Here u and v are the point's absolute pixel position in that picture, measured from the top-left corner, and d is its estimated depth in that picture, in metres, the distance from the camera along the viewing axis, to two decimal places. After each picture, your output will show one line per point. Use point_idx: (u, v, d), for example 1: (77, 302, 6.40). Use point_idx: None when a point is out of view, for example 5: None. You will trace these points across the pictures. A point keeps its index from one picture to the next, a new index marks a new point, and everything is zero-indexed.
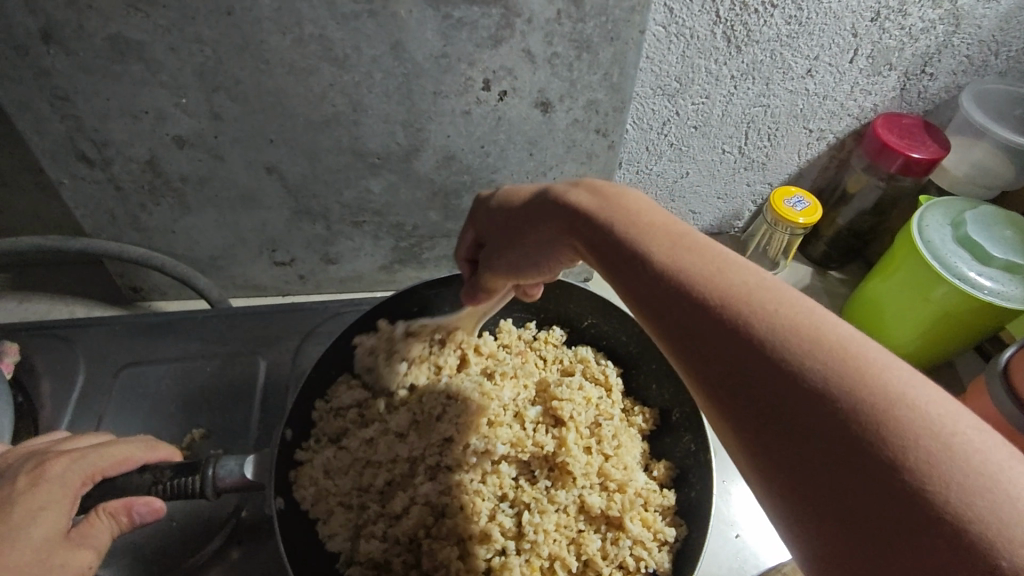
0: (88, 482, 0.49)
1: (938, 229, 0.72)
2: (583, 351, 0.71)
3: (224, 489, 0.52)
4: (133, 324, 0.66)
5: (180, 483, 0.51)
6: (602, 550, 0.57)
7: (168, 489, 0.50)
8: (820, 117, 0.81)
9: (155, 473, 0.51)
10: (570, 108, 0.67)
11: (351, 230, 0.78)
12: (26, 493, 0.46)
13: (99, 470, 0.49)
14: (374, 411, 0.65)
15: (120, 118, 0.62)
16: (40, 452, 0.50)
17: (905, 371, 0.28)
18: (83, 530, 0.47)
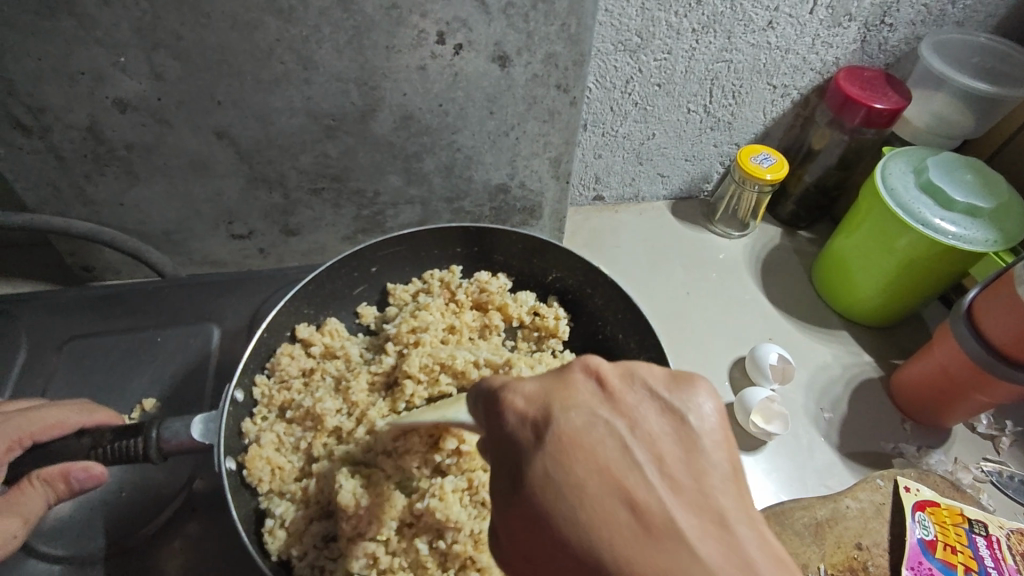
0: (18, 446, 0.50)
1: (900, 176, 0.73)
2: (532, 303, 0.68)
3: (169, 453, 0.51)
4: (77, 298, 0.63)
5: (121, 447, 0.50)
6: None
7: (108, 453, 0.50)
8: (784, 72, 0.80)
9: (95, 437, 0.51)
10: (528, 62, 0.66)
11: (310, 198, 0.75)
12: None
13: (27, 435, 0.50)
14: (318, 380, 0.62)
15: (54, 81, 0.59)
16: None
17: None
18: (14, 496, 0.48)
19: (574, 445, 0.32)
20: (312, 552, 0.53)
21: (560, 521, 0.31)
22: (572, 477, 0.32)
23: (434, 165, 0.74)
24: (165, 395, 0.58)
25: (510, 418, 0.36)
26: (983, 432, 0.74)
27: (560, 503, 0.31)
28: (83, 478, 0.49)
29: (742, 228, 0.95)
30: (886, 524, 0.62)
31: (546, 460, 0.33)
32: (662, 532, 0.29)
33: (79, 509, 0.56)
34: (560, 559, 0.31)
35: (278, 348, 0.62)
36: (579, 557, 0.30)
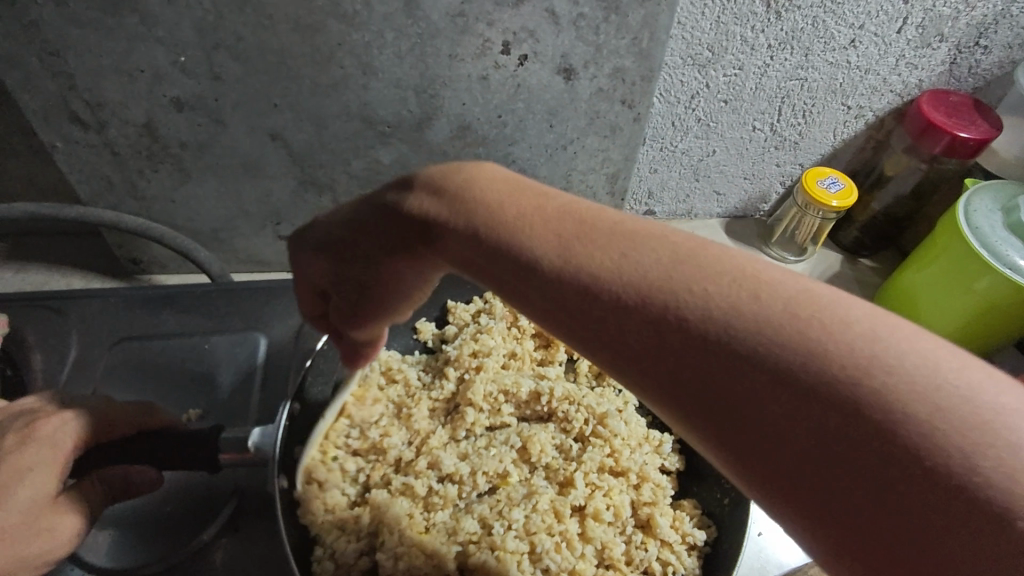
0: (82, 445, 0.47)
1: (986, 215, 0.67)
2: None
3: (226, 465, 0.50)
4: (126, 296, 0.63)
5: (183, 456, 0.49)
6: (626, 555, 0.55)
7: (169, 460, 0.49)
8: (860, 93, 0.76)
9: (156, 442, 0.48)
10: (594, 76, 0.63)
11: (359, 203, 0.74)
12: (16, 452, 0.43)
13: (95, 435, 0.47)
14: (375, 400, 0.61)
15: (114, 77, 0.58)
16: (31, 408, 0.48)
17: None
18: (74, 494, 0.46)
19: (680, 254, 0.28)
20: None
21: (710, 348, 0.26)
22: (634, 254, 0.29)
23: None
24: (210, 403, 0.58)
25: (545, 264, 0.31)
26: None
27: (762, 335, 0.25)
28: (140, 481, 0.51)
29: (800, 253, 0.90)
30: None
31: (669, 280, 0.27)
32: (813, 346, 0.24)
33: (122, 514, 0.56)
34: (749, 407, 0.25)
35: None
36: (753, 383, 0.25)
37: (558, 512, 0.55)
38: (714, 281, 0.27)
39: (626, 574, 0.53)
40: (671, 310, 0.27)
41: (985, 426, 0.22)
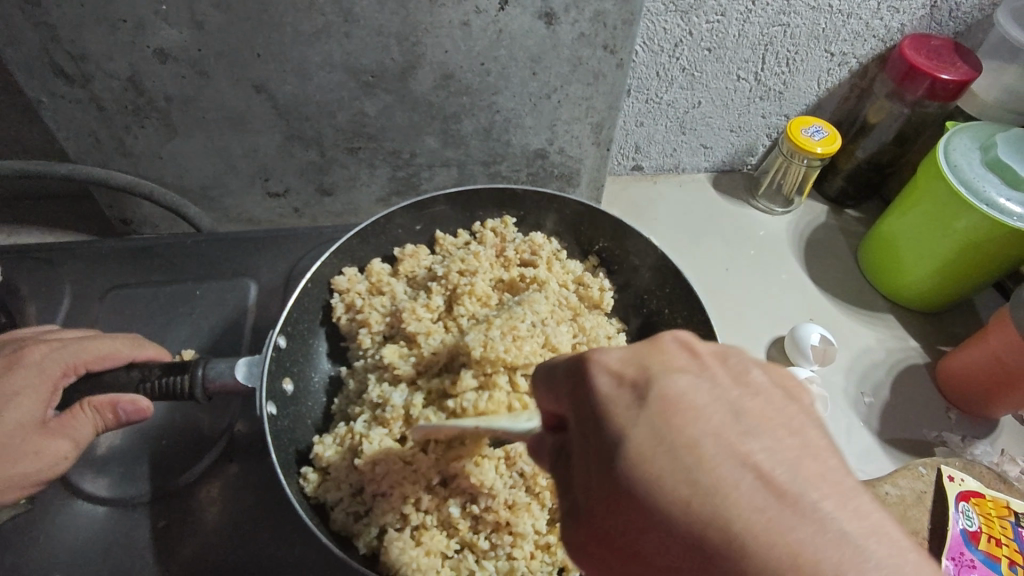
0: (73, 373, 0.51)
1: (964, 153, 0.69)
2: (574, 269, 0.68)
3: (213, 393, 0.52)
4: (118, 249, 0.64)
5: (167, 384, 0.51)
6: None
7: (155, 388, 0.51)
8: (843, 39, 0.76)
9: (143, 371, 0.52)
10: (576, 20, 0.63)
11: (346, 157, 0.74)
12: (6, 376, 0.49)
13: (82, 362, 0.51)
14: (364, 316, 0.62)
15: (96, 28, 0.58)
16: (25, 339, 0.53)
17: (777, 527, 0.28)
18: (65, 421, 0.49)
19: (681, 419, 0.31)
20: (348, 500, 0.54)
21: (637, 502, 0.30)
22: (678, 439, 0.30)
23: (472, 127, 0.73)
24: (203, 348, 0.59)
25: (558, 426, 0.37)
26: None
27: (711, 501, 0.29)
28: (130, 411, 0.50)
29: (786, 204, 0.91)
30: (926, 513, 0.60)
31: (648, 428, 0.31)
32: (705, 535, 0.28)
33: (123, 453, 0.57)
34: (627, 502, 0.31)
35: (348, 271, 0.64)
36: (687, 530, 0.29)
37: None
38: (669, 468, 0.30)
39: None
40: (602, 423, 0.32)
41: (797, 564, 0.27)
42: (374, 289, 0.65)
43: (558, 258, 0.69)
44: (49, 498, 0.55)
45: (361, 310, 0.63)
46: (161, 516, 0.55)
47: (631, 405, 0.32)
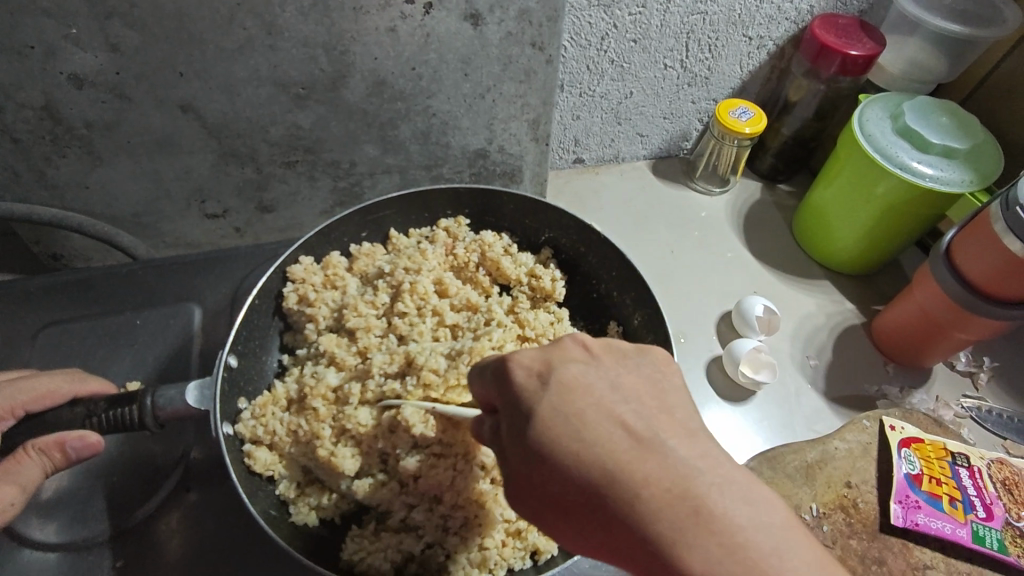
0: (12, 417, 0.50)
1: (877, 122, 0.73)
2: (525, 260, 0.68)
3: (165, 420, 0.50)
4: (45, 284, 0.61)
5: (116, 416, 0.49)
6: None
7: (103, 422, 0.49)
8: (759, 22, 0.80)
9: (88, 406, 0.49)
10: (501, 20, 0.64)
11: (284, 172, 0.73)
12: None
13: (19, 405, 0.49)
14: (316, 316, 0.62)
15: (2, 56, 0.56)
16: None
17: (688, 488, 0.35)
18: (9, 467, 0.47)
19: (575, 407, 0.38)
20: (312, 494, 0.55)
21: (618, 509, 0.35)
22: (572, 412, 0.38)
23: (410, 132, 0.73)
24: (151, 377, 0.57)
25: (561, 464, 0.37)
26: (961, 369, 0.76)
27: (619, 521, 0.35)
28: (78, 447, 0.48)
29: (723, 184, 0.95)
30: (873, 462, 0.64)
31: (550, 405, 0.39)
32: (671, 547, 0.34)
33: (71, 496, 0.55)
34: (578, 504, 0.37)
35: (296, 265, 0.62)
36: (630, 544, 0.35)
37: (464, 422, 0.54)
38: (626, 497, 0.35)
39: None
40: (522, 414, 0.39)
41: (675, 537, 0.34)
42: (326, 284, 0.64)
43: (510, 253, 0.69)
44: None
45: (312, 301, 0.62)
46: (119, 555, 0.53)
47: (538, 389, 0.40)
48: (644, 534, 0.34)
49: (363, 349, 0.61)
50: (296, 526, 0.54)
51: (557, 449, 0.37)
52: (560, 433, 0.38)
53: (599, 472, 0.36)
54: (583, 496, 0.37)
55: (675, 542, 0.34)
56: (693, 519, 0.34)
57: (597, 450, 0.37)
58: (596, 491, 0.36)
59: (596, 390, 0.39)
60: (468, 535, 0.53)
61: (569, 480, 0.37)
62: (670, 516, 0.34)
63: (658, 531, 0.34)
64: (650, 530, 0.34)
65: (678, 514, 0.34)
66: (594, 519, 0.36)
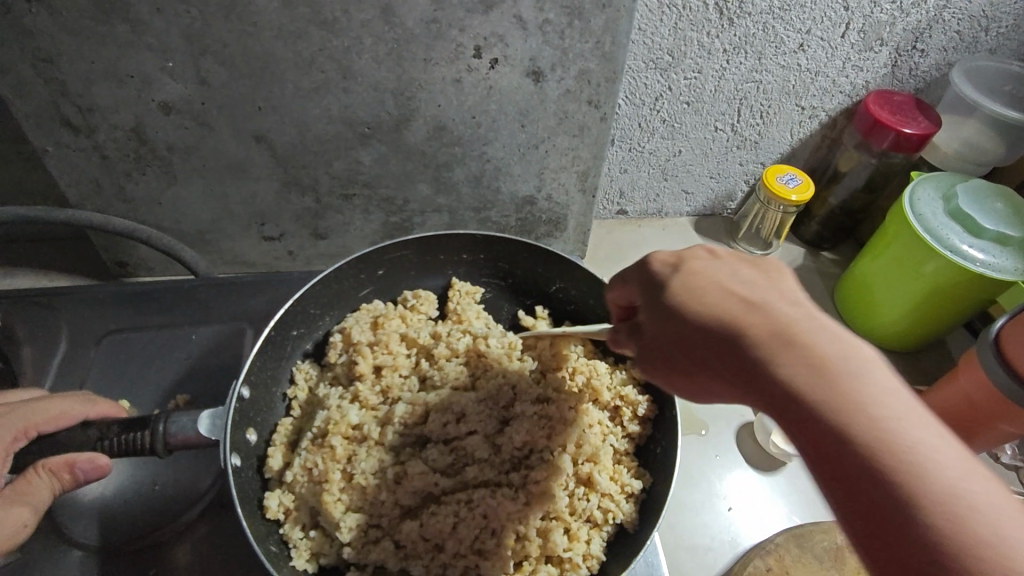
0: (24, 438, 0.50)
1: (929, 202, 0.73)
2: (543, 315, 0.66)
3: (175, 447, 0.50)
4: (114, 293, 0.65)
5: (127, 440, 0.50)
6: (570, 505, 0.54)
7: (114, 445, 0.50)
8: (813, 93, 0.81)
9: (101, 429, 0.50)
10: (561, 78, 0.67)
11: (341, 203, 0.77)
12: None
13: (32, 426, 0.50)
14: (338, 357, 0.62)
15: (104, 82, 0.61)
16: None
17: (943, 445, 0.33)
18: (18, 486, 0.47)
19: (771, 311, 0.39)
20: (315, 539, 0.52)
21: (872, 460, 0.33)
22: (809, 357, 0.36)
23: (464, 175, 0.76)
24: (197, 391, 0.60)
25: (817, 411, 0.35)
26: (1007, 463, 0.73)
27: (893, 465, 0.32)
28: (87, 469, 0.48)
29: (765, 247, 0.95)
30: None
31: (709, 291, 0.42)
32: (880, 449, 0.33)
33: (112, 500, 0.56)
34: (844, 462, 0.33)
35: (349, 313, 0.65)
36: (894, 522, 0.31)
37: (466, 477, 0.54)
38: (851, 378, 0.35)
39: (570, 523, 0.53)
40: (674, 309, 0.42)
41: (974, 490, 0.31)
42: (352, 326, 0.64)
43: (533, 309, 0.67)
44: (40, 549, 0.53)
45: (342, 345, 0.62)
46: (148, 566, 0.54)
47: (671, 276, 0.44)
48: (928, 520, 0.31)
49: (383, 389, 0.60)
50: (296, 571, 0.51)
51: (803, 371, 0.36)
52: (753, 311, 0.39)
53: (855, 399, 0.34)
54: (839, 453, 0.34)
55: (918, 495, 0.31)
56: (963, 500, 0.31)
57: (874, 381, 0.35)
58: (881, 442, 0.33)
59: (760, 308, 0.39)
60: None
61: (809, 423, 0.35)
62: (940, 467, 0.32)
63: (942, 494, 0.31)
64: (966, 489, 0.31)
65: (907, 467, 0.32)
66: (874, 496, 0.32)
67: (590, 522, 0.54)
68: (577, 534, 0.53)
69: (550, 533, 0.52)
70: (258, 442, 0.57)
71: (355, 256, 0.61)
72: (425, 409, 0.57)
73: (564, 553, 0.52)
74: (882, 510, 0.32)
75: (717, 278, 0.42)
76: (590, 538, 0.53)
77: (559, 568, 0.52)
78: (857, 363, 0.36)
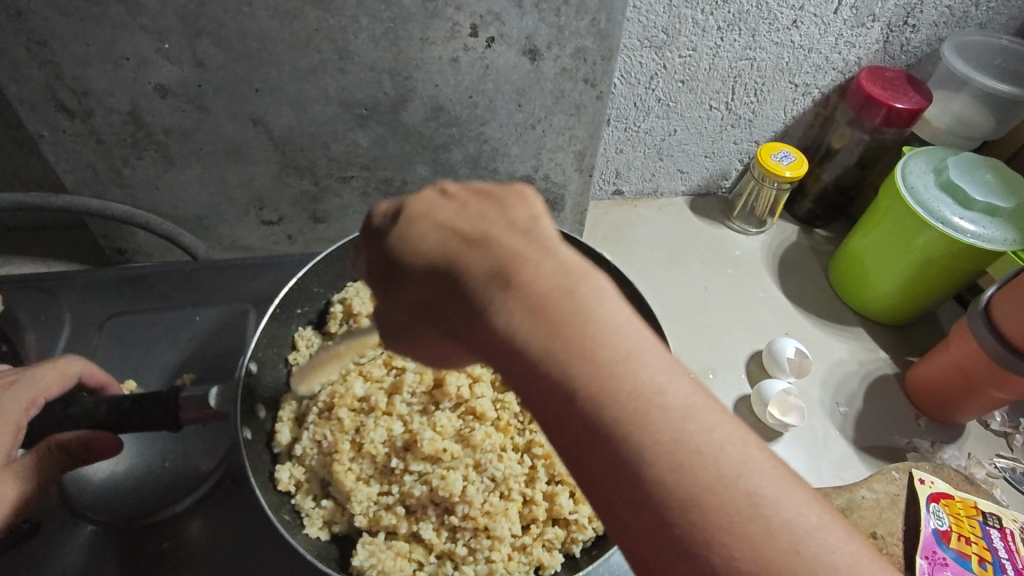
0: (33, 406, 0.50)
1: (920, 175, 0.74)
2: None
3: (188, 421, 0.52)
4: (116, 277, 0.65)
5: (140, 416, 0.50)
6: (575, 469, 0.56)
7: (126, 420, 0.50)
8: (806, 71, 0.81)
9: (109, 405, 0.50)
10: (558, 56, 0.67)
11: (340, 186, 0.77)
12: None
13: (41, 395, 0.50)
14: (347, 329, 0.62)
15: (99, 66, 0.61)
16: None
17: (694, 427, 0.28)
18: (33, 462, 0.47)
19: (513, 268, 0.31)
20: (326, 507, 0.53)
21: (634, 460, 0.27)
22: (573, 330, 0.29)
23: (461, 156, 0.76)
24: (203, 372, 0.60)
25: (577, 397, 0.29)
26: (996, 429, 0.75)
27: (668, 462, 0.27)
28: None
29: (760, 225, 0.96)
30: (901, 515, 0.63)
31: (466, 264, 0.32)
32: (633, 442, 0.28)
33: (122, 478, 0.57)
34: (597, 458, 0.28)
35: (349, 284, 0.65)
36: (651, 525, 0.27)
37: (473, 442, 0.55)
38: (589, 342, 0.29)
39: (576, 486, 0.55)
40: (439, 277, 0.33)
41: (729, 483, 0.27)
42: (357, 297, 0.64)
43: None
44: (53, 527, 0.54)
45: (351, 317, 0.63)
46: (162, 540, 0.55)
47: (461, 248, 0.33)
48: (691, 531, 0.26)
49: (389, 361, 0.61)
50: (310, 539, 0.52)
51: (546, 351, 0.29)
52: (501, 282, 0.31)
53: (619, 385, 0.28)
54: (600, 451, 0.28)
55: (683, 495, 0.26)
56: (723, 490, 0.26)
57: (645, 366, 0.29)
58: (645, 435, 0.28)
59: (495, 251, 0.32)
60: (476, 546, 0.51)
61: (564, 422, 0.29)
62: (700, 458, 0.27)
63: (715, 497, 0.26)
64: (727, 478, 0.27)
65: (671, 459, 0.27)
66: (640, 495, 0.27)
67: None
68: (583, 497, 0.54)
69: (556, 496, 0.53)
70: (266, 418, 0.58)
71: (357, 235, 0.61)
72: (433, 378, 0.59)
73: (570, 515, 0.53)
74: (649, 510, 0.27)
75: (441, 213, 0.35)
76: None
77: (566, 529, 0.53)
78: (607, 335, 0.29)
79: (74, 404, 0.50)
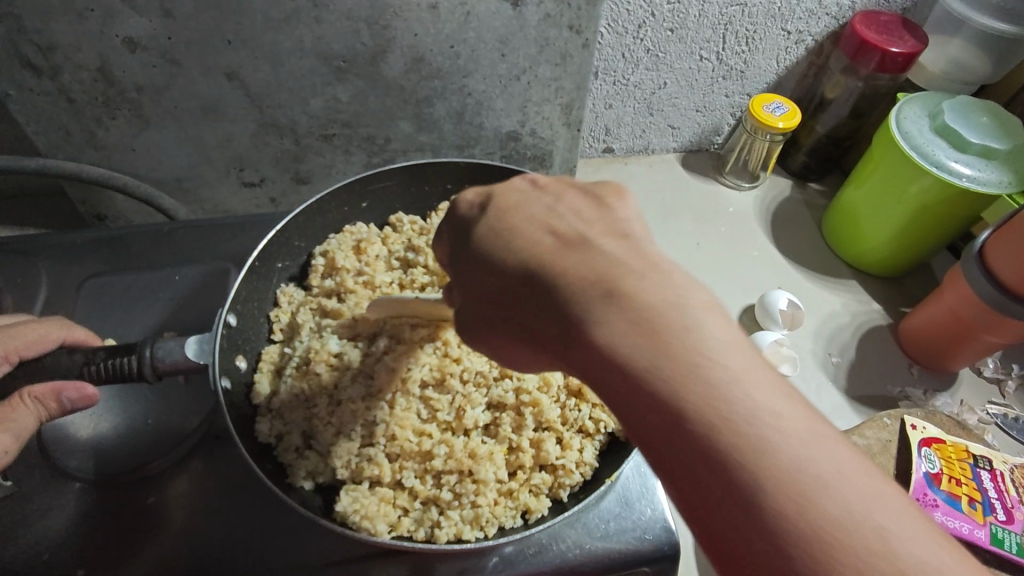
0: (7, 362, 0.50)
1: (915, 120, 0.72)
2: None
3: (164, 372, 0.51)
4: (93, 239, 0.64)
5: (114, 365, 0.50)
6: (561, 416, 0.55)
7: (100, 371, 0.50)
8: (798, 16, 0.79)
9: (86, 355, 0.51)
10: (541, 1, 0.65)
11: (321, 144, 0.75)
12: None
13: (14, 350, 0.50)
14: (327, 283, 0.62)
15: (63, 17, 0.58)
16: None
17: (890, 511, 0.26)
18: (3, 413, 0.46)
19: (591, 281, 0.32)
20: (308, 459, 0.53)
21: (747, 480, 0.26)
22: (650, 321, 0.30)
23: (445, 111, 0.74)
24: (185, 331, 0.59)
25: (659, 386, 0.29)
26: (989, 376, 0.75)
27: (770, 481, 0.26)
28: (75, 398, 0.49)
29: (752, 180, 0.95)
30: (892, 459, 0.63)
31: (548, 253, 0.35)
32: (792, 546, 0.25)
33: (107, 437, 0.57)
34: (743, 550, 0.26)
35: (332, 235, 0.64)
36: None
37: None
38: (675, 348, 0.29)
39: (563, 433, 0.54)
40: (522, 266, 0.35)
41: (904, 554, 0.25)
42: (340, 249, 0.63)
43: None
44: (37, 485, 0.54)
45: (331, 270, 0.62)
46: (147, 496, 0.54)
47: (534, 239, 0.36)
48: None
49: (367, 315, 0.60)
50: (292, 488, 0.52)
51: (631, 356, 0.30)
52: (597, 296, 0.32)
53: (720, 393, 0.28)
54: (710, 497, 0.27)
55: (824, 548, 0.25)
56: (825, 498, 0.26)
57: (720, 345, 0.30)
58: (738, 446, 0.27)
59: (592, 255, 0.33)
60: (461, 491, 0.51)
61: (651, 420, 0.29)
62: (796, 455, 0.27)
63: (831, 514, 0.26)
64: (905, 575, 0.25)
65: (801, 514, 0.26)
66: None
67: (582, 432, 0.55)
68: (570, 443, 0.53)
69: (542, 443, 0.53)
70: (247, 370, 0.57)
71: (333, 186, 0.60)
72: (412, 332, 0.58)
73: (557, 460, 0.53)
74: None
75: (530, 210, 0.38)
76: (582, 447, 0.54)
77: (554, 475, 0.53)
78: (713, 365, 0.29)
79: (48, 354, 0.51)
